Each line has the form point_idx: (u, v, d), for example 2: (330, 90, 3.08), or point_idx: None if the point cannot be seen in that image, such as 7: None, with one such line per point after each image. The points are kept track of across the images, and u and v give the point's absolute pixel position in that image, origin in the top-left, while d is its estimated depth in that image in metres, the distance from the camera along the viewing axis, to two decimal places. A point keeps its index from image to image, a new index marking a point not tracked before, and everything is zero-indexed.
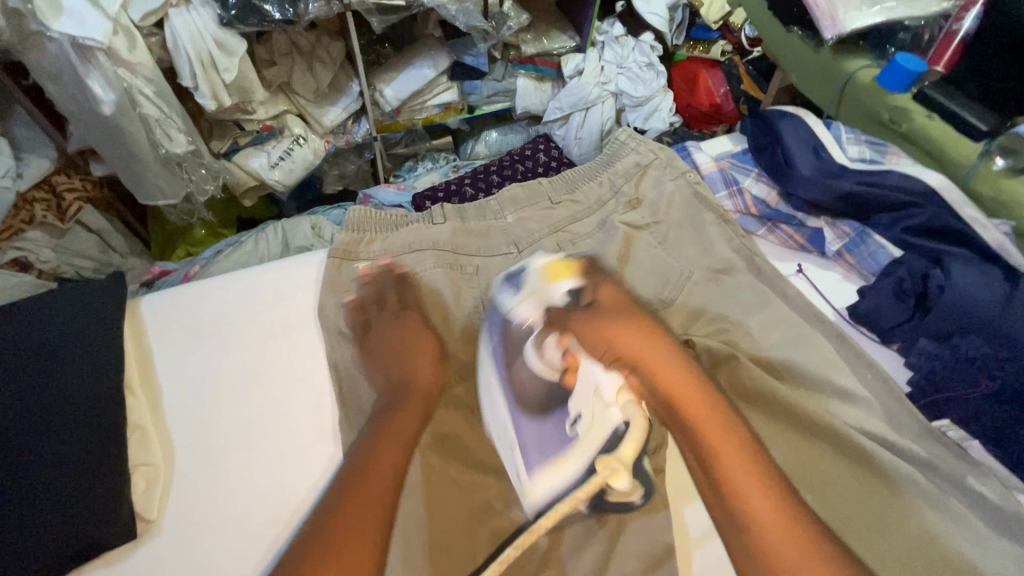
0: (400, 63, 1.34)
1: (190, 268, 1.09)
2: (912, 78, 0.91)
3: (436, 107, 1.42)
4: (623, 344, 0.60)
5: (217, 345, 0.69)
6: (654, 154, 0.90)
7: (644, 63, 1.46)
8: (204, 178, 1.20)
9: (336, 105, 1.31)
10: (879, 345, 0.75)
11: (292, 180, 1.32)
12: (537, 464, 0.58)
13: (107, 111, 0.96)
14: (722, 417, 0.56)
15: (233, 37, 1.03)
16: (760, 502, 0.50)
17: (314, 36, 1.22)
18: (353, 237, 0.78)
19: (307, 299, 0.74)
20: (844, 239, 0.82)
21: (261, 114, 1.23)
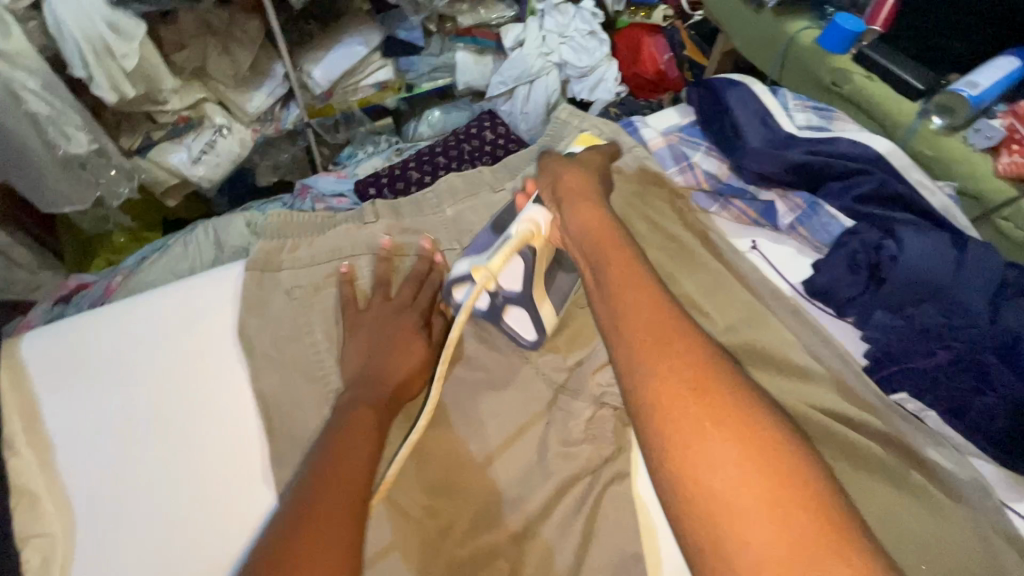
0: (326, 41, 1.22)
1: (113, 279, 0.96)
2: (851, 38, 0.90)
3: (370, 87, 1.32)
4: (568, 182, 0.60)
5: (121, 380, 0.60)
6: (599, 130, 0.85)
7: (586, 31, 1.36)
8: (116, 180, 1.05)
9: (258, 90, 1.18)
10: (835, 319, 0.73)
11: (220, 175, 1.20)
12: (466, 255, 0.66)
13: None
14: (650, 276, 0.47)
15: (130, 20, 0.89)
16: (670, 356, 0.41)
17: (229, 14, 1.09)
18: (273, 245, 0.69)
19: (224, 320, 0.65)
20: (797, 212, 0.78)
21: (175, 104, 1.10)
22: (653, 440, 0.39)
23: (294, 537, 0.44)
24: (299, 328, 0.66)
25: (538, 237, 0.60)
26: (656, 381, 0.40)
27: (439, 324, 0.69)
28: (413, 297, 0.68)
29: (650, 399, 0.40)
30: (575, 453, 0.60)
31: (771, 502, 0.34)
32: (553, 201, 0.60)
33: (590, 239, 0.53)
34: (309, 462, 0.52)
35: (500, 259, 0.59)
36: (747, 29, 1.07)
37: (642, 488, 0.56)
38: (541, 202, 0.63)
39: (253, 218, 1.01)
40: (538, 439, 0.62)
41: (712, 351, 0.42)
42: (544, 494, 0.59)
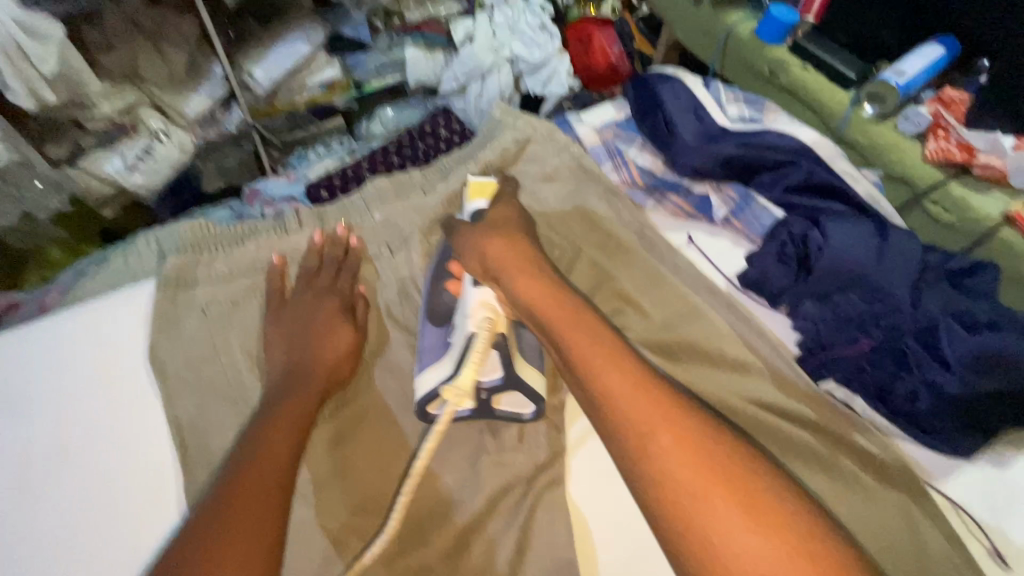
0: (267, 40, 1.17)
1: (45, 295, 0.90)
2: (785, 29, 0.91)
3: (318, 87, 1.26)
4: (500, 257, 0.60)
5: (17, 415, 0.57)
6: (533, 128, 0.85)
7: (536, 25, 1.35)
8: (44, 192, 1.03)
9: (198, 92, 1.12)
10: (768, 309, 0.74)
11: (160, 182, 1.14)
12: (425, 367, 0.61)
13: None
14: (624, 355, 0.50)
15: (43, 19, 0.82)
16: (674, 451, 0.44)
17: (159, 12, 1.03)
18: (187, 259, 0.66)
19: (134, 339, 0.62)
20: (730, 205, 0.79)
21: (105, 108, 1.03)
22: (671, 532, 0.42)
23: (208, 566, 0.42)
24: (216, 346, 0.62)
25: (500, 324, 0.58)
26: (659, 466, 0.43)
27: (364, 315, 0.67)
28: (337, 284, 0.67)
29: (667, 500, 0.42)
30: (508, 460, 0.60)
31: (801, 567, 0.38)
32: (488, 278, 0.61)
33: (551, 326, 0.53)
34: (220, 478, 0.50)
35: (468, 372, 0.56)
36: (690, 23, 1.07)
37: (577, 494, 0.58)
38: (478, 281, 0.62)
39: None
40: (470, 446, 0.61)
41: (703, 425, 0.45)
42: (477, 502, 0.57)
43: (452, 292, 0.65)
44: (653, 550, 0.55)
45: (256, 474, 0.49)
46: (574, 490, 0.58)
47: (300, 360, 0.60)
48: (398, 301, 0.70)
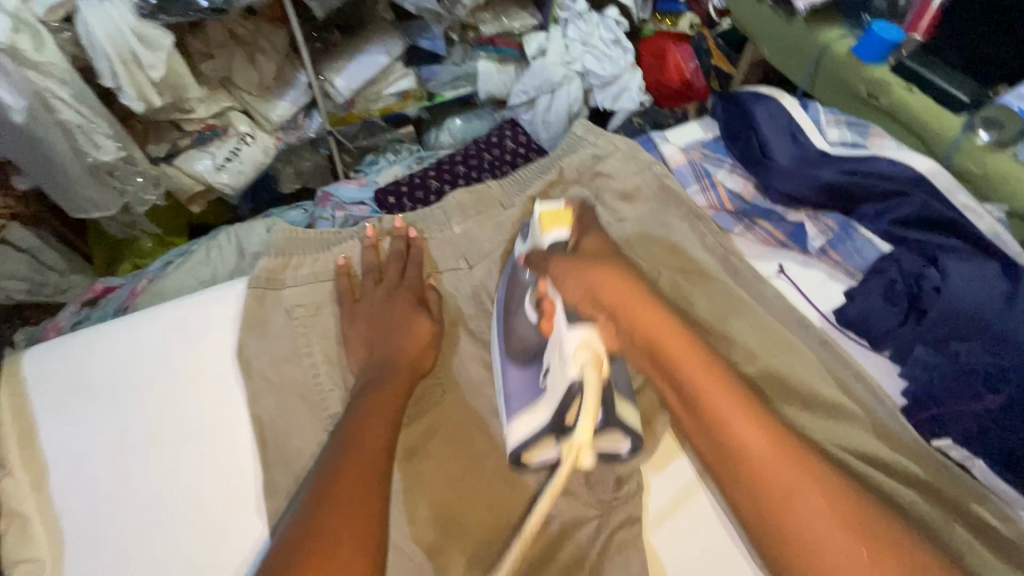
0: (348, 50, 1.20)
1: (137, 283, 0.97)
2: (890, 48, 0.84)
3: (392, 97, 1.29)
4: (615, 293, 0.54)
5: (113, 403, 0.59)
6: (615, 144, 0.81)
7: (609, 40, 1.36)
8: (143, 187, 1.07)
9: (283, 99, 1.18)
10: (869, 351, 0.68)
11: (244, 182, 1.20)
12: (516, 412, 0.57)
13: (18, 120, 0.85)
14: (743, 395, 0.50)
15: (155, 30, 0.90)
16: (796, 486, 0.46)
17: (255, 24, 1.10)
18: (276, 263, 0.69)
19: (222, 339, 0.64)
20: (828, 235, 0.73)
21: (201, 112, 1.11)
22: (785, 557, 0.45)
23: (317, 536, 0.44)
24: (298, 347, 0.64)
25: (603, 363, 0.52)
26: (769, 488, 0.47)
27: (435, 301, 0.68)
28: (405, 279, 0.69)
29: (783, 531, 0.46)
30: (579, 491, 0.57)
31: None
32: (592, 309, 0.55)
33: (668, 363, 0.52)
34: (319, 469, 0.51)
35: (585, 431, 0.49)
36: (778, 40, 1.02)
37: (657, 540, 0.55)
38: (578, 315, 0.56)
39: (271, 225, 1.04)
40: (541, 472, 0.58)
41: (831, 475, 0.47)
42: (550, 532, 0.56)
43: (542, 330, 0.60)
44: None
45: (355, 457, 0.50)
46: (653, 534, 0.55)
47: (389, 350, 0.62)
48: (473, 315, 0.69)
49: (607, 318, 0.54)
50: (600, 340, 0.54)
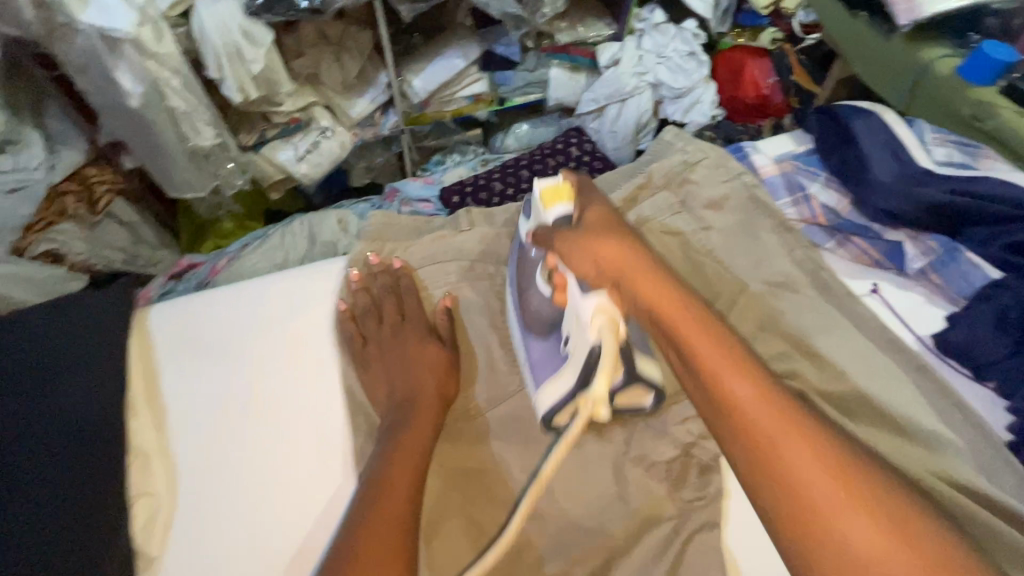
0: (429, 53, 1.27)
1: (218, 260, 1.06)
2: (1001, 69, 0.81)
3: (465, 99, 1.33)
4: (612, 258, 0.51)
5: (223, 363, 0.64)
6: (705, 152, 0.81)
7: (685, 52, 1.39)
8: (232, 172, 1.16)
9: (363, 97, 1.25)
10: (971, 382, 0.64)
11: (320, 173, 1.26)
12: (541, 380, 0.59)
13: (135, 104, 0.93)
14: (748, 362, 0.45)
15: (259, 27, 1.00)
16: (809, 466, 0.39)
17: (343, 25, 1.17)
18: (372, 248, 0.73)
19: (319, 310, 0.68)
20: (930, 257, 0.70)
21: (287, 106, 1.17)
22: (799, 544, 0.38)
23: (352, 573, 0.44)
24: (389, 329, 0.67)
25: (621, 327, 0.50)
26: (780, 461, 0.40)
27: (445, 330, 0.67)
28: (408, 313, 0.68)
29: (797, 511, 0.38)
30: (655, 490, 0.58)
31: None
32: (599, 276, 0.51)
33: (670, 327, 0.47)
34: (350, 511, 0.50)
35: (602, 382, 0.49)
36: (874, 58, 1.00)
37: (734, 543, 0.55)
38: (587, 286, 0.52)
39: (344, 217, 1.08)
40: (617, 469, 0.59)
41: (850, 452, 0.40)
42: (625, 528, 0.56)
43: (555, 300, 0.59)
44: None
45: (388, 496, 0.50)
46: (731, 538, 0.55)
47: (447, 358, 0.64)
48: None
49: (614, 287, 0.50)
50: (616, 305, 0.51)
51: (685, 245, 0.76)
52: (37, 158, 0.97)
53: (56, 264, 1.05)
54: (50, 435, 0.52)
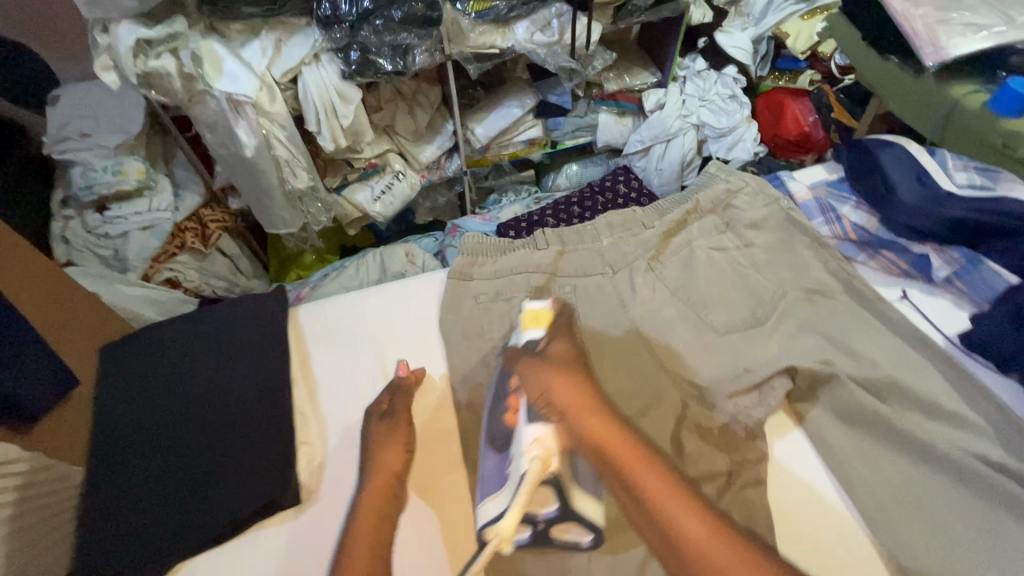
0: (490, 104, 1.47)
1: (301, 289, 1.30)
2: None
3: (521, 143, 1.54)
4: (565, 392, 0.69)
5: (357, 347, 0.81)
6: (746, 181, 0.94)
7: (726, 95, 1.56)
8: (319, 211, 1.40)
9: (431, 143, 1.46)
10: (995, 373, 0.73)
11: (391, 212, 1.48)
12: (483, 496, 0.66)
13: (249, 154, 1.19)
14: (689, 500, 0.63)
15: (351, 87, 1.21)
16: (719, 558, 0.58)
17: (416, 83, 1.39)
18: (467, 261, 0.87)
19: (428, 308, 0.85)
20: (953, 266, 0.80)
21: (367, 153, 1.39)
22: None
23: None
24: (481, 325, 0.81)
25: (551, 459, 0.64)
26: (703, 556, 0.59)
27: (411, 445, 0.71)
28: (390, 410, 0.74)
29: None
30: (709, 452, 0.68)
31: None
32: (550, 414, 0.67)
33: (599, 448, 0.65)
34: None
35: (510, 520, 0.62)
36: (906, 96, 1.12)
37: (777, 497, 0.67)
38: (535, 413, 0.68)
39: (409, 250, 1.33)
40: (674, 436, 0.70)
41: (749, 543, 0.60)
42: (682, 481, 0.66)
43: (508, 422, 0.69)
44: (831, 547, 0.64)
45: None
46: (775, 493, 0.67)
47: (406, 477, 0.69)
48: (621, 311, 0.83)
49: (562, 421, 0.67)
50: (552, 450, 0.64)
51: (730, 259, 0.87)
52: (165, 201, 1.33)
53: (175, 288, 1.34)
54: (250, 389, 0.74)
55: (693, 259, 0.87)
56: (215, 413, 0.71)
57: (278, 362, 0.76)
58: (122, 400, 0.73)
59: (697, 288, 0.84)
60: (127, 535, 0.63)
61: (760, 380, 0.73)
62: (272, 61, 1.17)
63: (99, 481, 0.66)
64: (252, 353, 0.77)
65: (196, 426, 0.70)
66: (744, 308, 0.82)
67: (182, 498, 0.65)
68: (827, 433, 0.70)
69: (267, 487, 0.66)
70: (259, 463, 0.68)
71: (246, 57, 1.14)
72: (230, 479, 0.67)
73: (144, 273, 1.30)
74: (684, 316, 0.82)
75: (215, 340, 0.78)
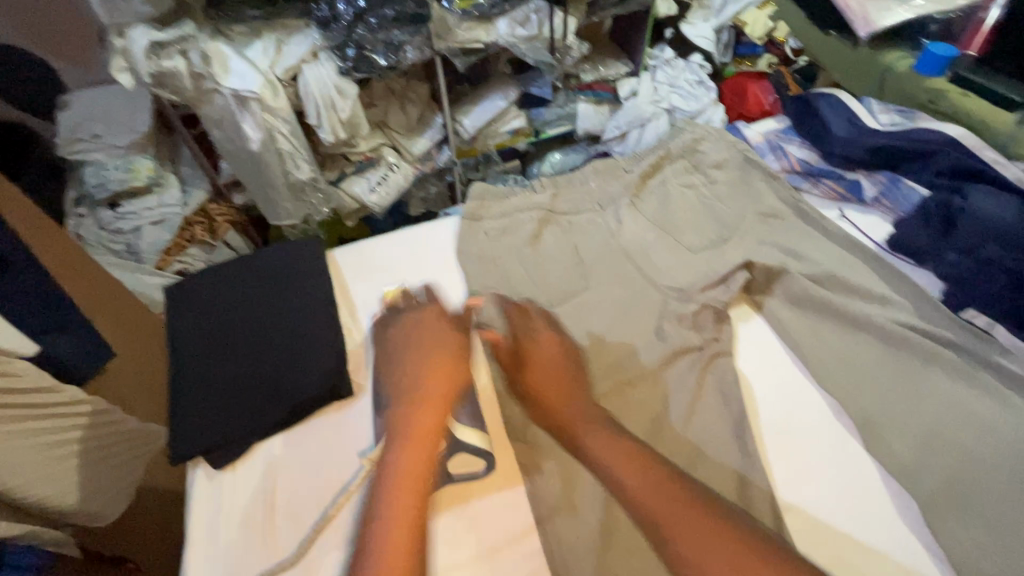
0: (477, 97, 1.63)
1: None
2: (945, 61, 1.10)
3: (506, 134, 1.70)
4: (534, 375, 0.74)
5: (388, 276, 0.95)
6: (708, 131, 1.11)
7: (694, 80, 1.72)
8: (320, 201, 1.52)
9: (423, 136, 1.62)
10: (917, 268, 0.88)
11: (388, 200, 1.60)
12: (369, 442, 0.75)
13: (255, 146, 1.32)
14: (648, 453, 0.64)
15: (348, 84, 1.33)
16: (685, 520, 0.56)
17: (407, 80, 1.57)
18: (477, 204, 1.02)
19: (446, 244, 0.99)
20: (880, 186, 0.97)
21: (362, 147, 1.54)
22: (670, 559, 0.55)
23: None
24: (495, 251, 0.96)
25: None
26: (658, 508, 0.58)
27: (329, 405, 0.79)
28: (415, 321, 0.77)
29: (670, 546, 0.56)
30: (689, 334, 0.84)
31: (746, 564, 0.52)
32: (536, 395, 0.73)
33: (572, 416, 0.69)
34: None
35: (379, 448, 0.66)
36: (847, 65, 1.29)
37: (744, 365, 0.82)
38: None
39: None
40: (657, 325, 0.86)
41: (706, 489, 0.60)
42: (667, 353, 0.83)
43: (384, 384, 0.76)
44: (788, 401, 0.79)
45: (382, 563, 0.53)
46: (742, 364, 0.82)
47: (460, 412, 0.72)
48: (610, 237, 0.98)
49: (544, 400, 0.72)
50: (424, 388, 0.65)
51: (697, 192, 1.03)
52: (175, 197, 1.45)
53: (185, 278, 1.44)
54: (304, 311, 0.86)
55: (665, 195, 1.03)
56: (277, 329, 0.84)
57: (322, 289, 0.89)
58: (195, 324, 0.86)
59: (672, 217, 1.00)
60: (216, 420, 0.76)
61: (726, 276, 0.88)
62: (275, 61, 1.30)
63: (186, 385, 0.79)
64: (303, 283, 0.90)
65: (261, 338, 0.83)
66: (711, 231, 0.98)
67: (259, 391, 0.78)
68: (782, 315, 0.85)
69: (324, 377, 0.78)
70: (320, 362, 0.80)
71: (250, 55, 1.28)
72: (297, 375, 0.79)
73: (158, 264, 1.43)
74: (662, 240, 0.97)
75: (267, 277, 0.91)
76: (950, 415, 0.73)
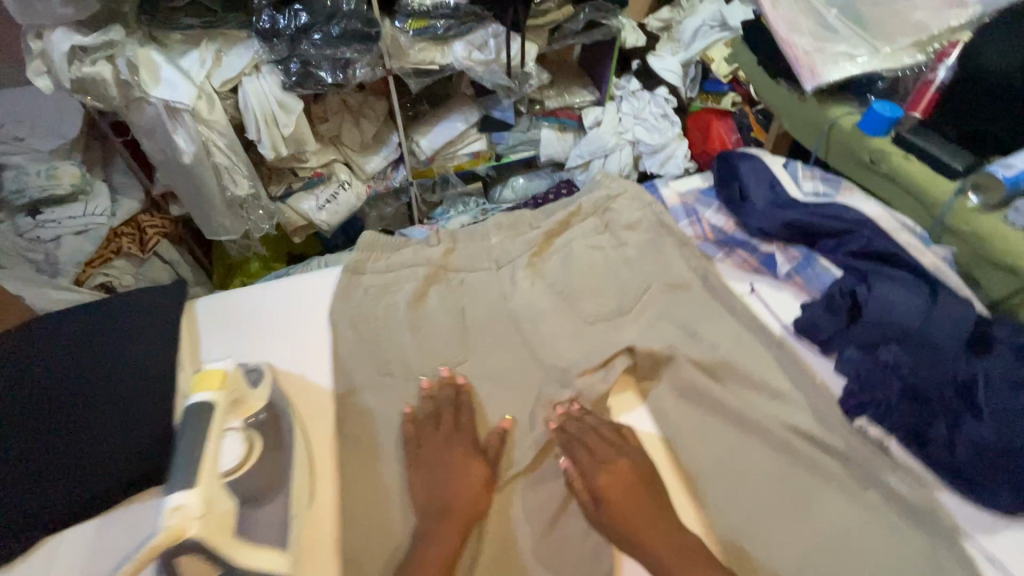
0: (435, 117, 1.55)
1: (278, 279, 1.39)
2: (889, 123, 0.99)
3: (465, 156, 1.61)
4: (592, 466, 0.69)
5: (252, 332, 0.86)
6: (625, 187, 1.04)
7: (659, 114, 1.64)
8: (261, 218, 1.39)
9: (378, 153, 1.52)
10: (821, 357, 0.82)
11: (337, 219, 1.51)
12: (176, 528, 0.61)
13: (187, 159, 1.18)
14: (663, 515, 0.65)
15: (291, 98, 1.22)
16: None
17: (363, 95, 1.44)
18: (362, 256, 0.94)
19: (323, 297, 0.90)
20: (794, 262, 0.90)
21: (313, 162, 1.44)
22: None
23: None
24: (374, 310, 0.87)
25: (191, 526, 0.50)
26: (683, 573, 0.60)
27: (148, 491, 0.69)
28: (462, 426, 0.74)
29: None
30: None
31: None
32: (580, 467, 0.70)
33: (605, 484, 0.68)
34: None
35: None
36: (793, 114, 1.19)
37: None
38: (183, 477, 0.53)
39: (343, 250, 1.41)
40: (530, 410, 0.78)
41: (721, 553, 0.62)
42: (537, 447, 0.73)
43: None
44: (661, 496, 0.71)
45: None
46: None
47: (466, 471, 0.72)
48: (502, 301, 0.90)
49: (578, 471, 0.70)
50: (200, 517, 0.51)
51: (604, 255, 0.95)
52: (102, 206, 1.27)
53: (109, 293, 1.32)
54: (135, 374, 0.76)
55: (569, 257, 0.95)
56: (101, 389, 0.74)
57: (165, 350, 0.80)
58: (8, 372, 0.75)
59: (571, 282, 0.92)
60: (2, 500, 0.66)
61: (609, 358, 0.80)
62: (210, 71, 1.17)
63: None
64: (146, 337, 0.81)
65: (82, 399, 0.73)
66: (612, 299, 0.90)
67: (60, 470, 0.68)
68: (665, 404, 0.78)
69: (139, 459, 0.70)
70: (143, 440, 0.71)
71: (185, 65, 1.14)
72: (112, 454, 0.70)
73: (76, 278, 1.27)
74: (557, 307, 0.89)
75: (109, 327, 0.81)
76: (827, 541, 0.65)
